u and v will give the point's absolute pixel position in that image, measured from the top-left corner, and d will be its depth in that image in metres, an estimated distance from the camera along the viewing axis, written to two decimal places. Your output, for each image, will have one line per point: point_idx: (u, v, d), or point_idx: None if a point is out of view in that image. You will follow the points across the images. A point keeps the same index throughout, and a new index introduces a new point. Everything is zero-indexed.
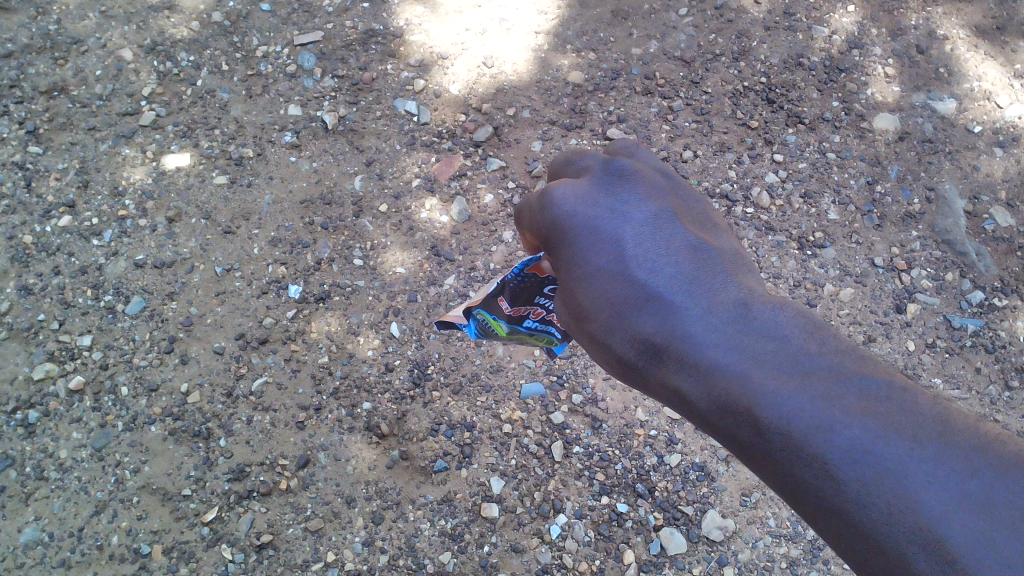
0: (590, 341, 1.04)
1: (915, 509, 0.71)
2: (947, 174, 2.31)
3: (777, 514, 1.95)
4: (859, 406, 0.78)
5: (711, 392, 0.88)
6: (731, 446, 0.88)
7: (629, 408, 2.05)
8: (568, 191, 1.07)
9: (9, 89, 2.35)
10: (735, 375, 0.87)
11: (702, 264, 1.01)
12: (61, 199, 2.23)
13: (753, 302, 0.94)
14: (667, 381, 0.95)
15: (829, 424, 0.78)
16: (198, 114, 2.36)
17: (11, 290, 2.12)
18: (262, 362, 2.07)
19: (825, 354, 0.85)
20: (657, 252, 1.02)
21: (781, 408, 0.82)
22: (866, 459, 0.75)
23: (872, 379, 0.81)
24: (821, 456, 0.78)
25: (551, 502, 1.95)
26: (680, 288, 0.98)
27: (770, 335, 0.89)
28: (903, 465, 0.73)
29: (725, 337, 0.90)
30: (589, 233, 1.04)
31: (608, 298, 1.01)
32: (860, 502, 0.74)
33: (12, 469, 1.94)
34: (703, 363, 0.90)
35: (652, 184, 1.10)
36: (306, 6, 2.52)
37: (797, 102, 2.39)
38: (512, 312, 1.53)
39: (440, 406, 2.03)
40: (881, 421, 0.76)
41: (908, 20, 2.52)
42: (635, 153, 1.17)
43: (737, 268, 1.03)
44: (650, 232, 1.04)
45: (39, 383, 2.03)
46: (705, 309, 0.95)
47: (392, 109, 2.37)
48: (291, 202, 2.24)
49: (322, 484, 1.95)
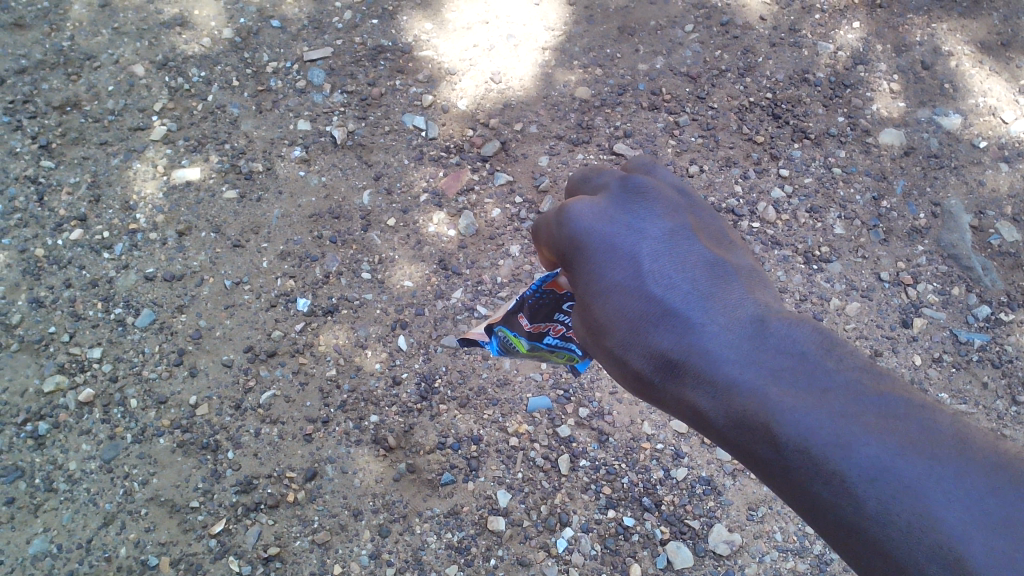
0: (606, 356, 1.04)
1: (935, 527, 0.71)
2: (952, 189, 2.32)
3: (784, 529, 1.95)
4: (878, 422, 0.78)
5: (728, 408, 0.87)
6: (749, 464, 0.87)
7: (636, 422, 2.05)
8: (585, 207, 1.06)
9: (22, 105, 2.38)
10: (751, 391, 0.86)
11: (718, 281, 1.00)
12: (73, 213, 2.25)
13: (770, 319, 0.93)
14: (684, 398, 0.93)
15: (848, 441, 0.77)
16: (209, 129, 2.38)
17: (22, 303, 2.14)
18: (270, 375, 2.08)
19: (844, 372, 0.84)
20: (673, 268, 1.01)
21: (799, 424, 0.80)
22: (884, 477, 0.74)
23: (891, 397, 0.80)
24: (839, 473, 0.77)
25: (558, 516, 1.95)
26: (696, 304, 0.97)
27: (788, 352, 0.88)
28: (923, 484, 0.73)
29: (744, 354, 0.89)
30: (606, 248, 1.03)
31: (626, 315, 1.00)
32: (879, 519, 0.74)
33: (22, 481, 1.96)
34: (722, 380, 0.89)
35: (668, 201, 1.10)
36: (315, 23, 2.55)
37: (803, 117, 2.40)
38: (532, 329, 1.53)
39: (447, 419, 2.04)
40: (899, 438, 0.76)
41: (913, 37, 2.53)
42: (651, 170, 1.17)
43: (753, 287, 1.03)
44: (667, 247, 1.03)
45: (50, 395, 2.05)
46: (722, 325, 0.94)
47: (400, 124, 2.40)
48: (300, 216, 2.26)
49: (329, 496, 1.96)
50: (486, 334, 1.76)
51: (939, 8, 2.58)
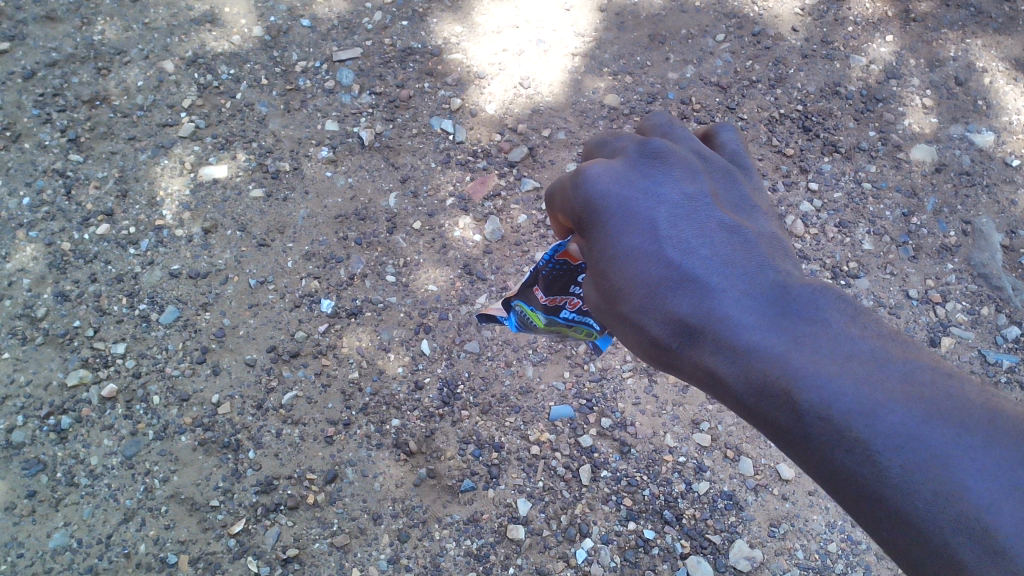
0: (624, 321, 0.99)
1: (962, 498, 0.69)
2: (984, 208, 2.29)
3: (806, 547, 1.94)
4: (903, 390, 0.75)
5: (747, 372, 0.84)
6: (766, 430, 0.84)
7: (658, 434, 2.04)
8: (603, 172, 1.01)
9: (52, 98, 2.39)
10: (772, 355, 0.83)
11: (741, 246, 0.95)
12: (100, 207, 2.26)
13: (791, 283, 0.90)
14: (702, 363, 0.90)
15: (872, 407, 0.75)
16: (236, 127, 2.38)
17: (48, 296, 2.15)
18: (293, 376, 2.08)
19: (865, 338, 0.82)
20: (693, 233, 0.96)
21: (820, 389, 0.78)
22: (910, 445, 0.72)
23: (913, 364, 0.78)
24: (863, 441, 0.75)
25: (578, 526, 1.94)
26: (716, 267, 0.93)
27: (808, 317, 0.85)
28: (952, 453, 0.71)
29: (762, 318, 0.86)
30: (622, 212, 0.99)
31: (643, 279, 0.95)
32: (904, 489, 0.72)
33: (44, 474, 1.96)
34: (742, 345, 0.86)
35: (689, 164, 1.04)
36: (345, 23, 2.54)
37: (833, 131, 2.38)
38: (548, 302, 1.58)
39: (469, 425, 2.04)
40: (926, 406, 0.74)
41: (946, 52, 2.52)
42: (673, 133, 1.10)
43: (775, 252, 0.97)
44: (686, 212, 0.98)
45: (73, 389, 2.05)
46: (743, 290, 0.90)
47: (428, 127, 2.39)
48: (326, 217, 2.26)
49: (349, 499, 1.95)
50: (506, 310, 1.85)
51: (974, 24, 2.56)
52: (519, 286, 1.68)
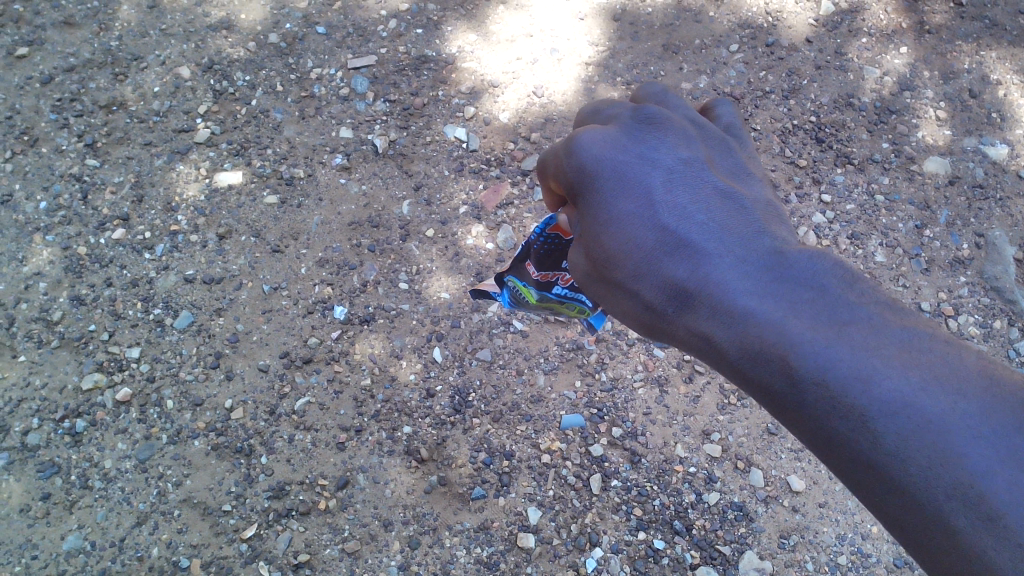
0: (611, 291, 0.91)
1: (957, 467, 0.64)
2: (997, 221, 2.29)
3: (816, 559, 1.94)
4: (902, 357, 0.69)
5: (740, 340, 0.77)
6: (761, 402, 0.78)
7: (669, 444, 2.05)
8: (594, 134, 0.93)
9: (69, 103, 2.41)
10: (768, 322, 0.76)
11: (735, 210, 0.87)
12: (116, 212, 2.28)
13: (790, 248, 0.82)
14: (693, 332, 0.83)
15: (869, 373, 0.69)
16: (252, 133, 2.40)
17: (64, 300, 2.17)
18: (305, 382, 2.09)
19: (871, 307, 0.74)
20: (686, 195, 0.88)
21: (819, 357, 0.72)
22: (905, 412, 0.67)
23: (920, 335, 0.71)
24: (858, 408, 0.69)
25: (588, 535, 1.95)
26: (709, 229, 0.85)
27: (811, 283, 0.77)
28: (949, 420, 0.65)
29: (761, 284, 0.79)
30: (613, 174, 0.90)
31: (631, 243, 0.87)
32: (898, 455, 0.67)
33: (58, 477, 1.98)
34: (735, 310, 0.78)
35: (683, 127, 0.96)
36: (360, 30, 2.56)
37: (847, 142, 2.38)
38: (540, 277, 1.66)
39: (480, 433, 2.04)
40: (927, 374, 0.68)
41: (961, 64, 2.52)
42: (667, 101, 1.01)
43: (772, 217, 0.89)
44: (680, 174, 0.90)
45: (88, 392, 2.07)
46: (738, 254, 0.82)
47: (442, 135, 2.40)
48: (340, 224, 2.27)
49: (360, 506, 1.97)
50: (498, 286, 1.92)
51: (989, 36, 2.57)
52: (513, 262, 1.77)
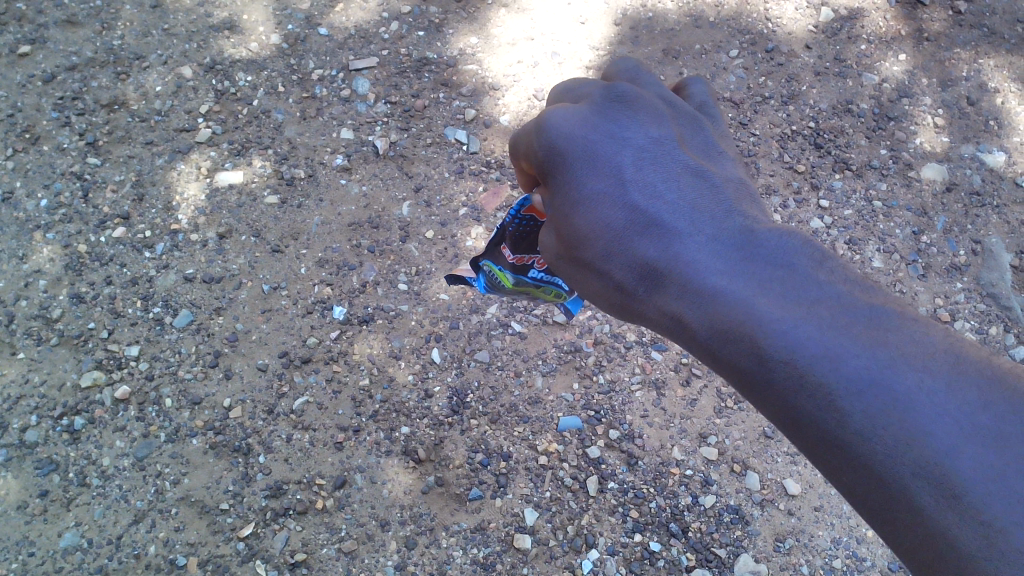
0: (582, 270, 0.94)
1: (922, 444, 0.66)
2: (994, 228, 2.31)
3: (811, 562, 1.95)
4: (868, 335, 0.73)
5: (712, 319, 0.81)
6: (726, 375, 0.82)
7: (666, 447, 2.05)
8: (564, 111, 0.94)
9: (72, 102, 2.42)
10: (738, 301, 0.80)
11: (707, 191, 0.92)
12: (116, 210, 2.28)
13: (758, 227, 0.87)
14: (665, 310, 0.87)
15: (839, 352, 0.72)
16: (253, 133, 2.41)
17: (63, 297, 2.17)
18: (304, 381, 2.10)
19: (834, 284, 0.79)
20: (660, 178, 0.92)
21: (786, 335, 0.75)
22: (872, 390, 0.70)
23: (883, 311, 0.75)
24: (826, 387, 0.72)
25: (584, 537, 1.95)
26: (682, 212, 0.89)
27: (779, 262, 0.81)
28: (914, 397, 0.68)
29: (731, 264, 0.83)
30: (586, 154, 0.92)
31: (606, 225, 0.91)
32: (865, 434, 0.69)
33: (56, 474, 1.98)
34: (707, 290, 0.83)
35: (654, 106, 0.99)
36: (362, 32, 2.57)
37: (845, 148, 2.39)
38: (515, 260, 1.66)
39: (478, 434, 2.05)
40: (891, 350, 0.71)
41: (959, 71, 2.54)
42: (638, 76, 1.04)
43: (741, 196, 0.94)
44: (652, 156, 0.94)
45: (86, 390, 2.07)
46: (710, 236, 0.87)
47: (442, 137, 2.41)
48: (340, 224, 2.28)
49: (357, 506, 1.97)
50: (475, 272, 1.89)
51: (987, 44, 2.59)
52: (487, 245, 1.74)
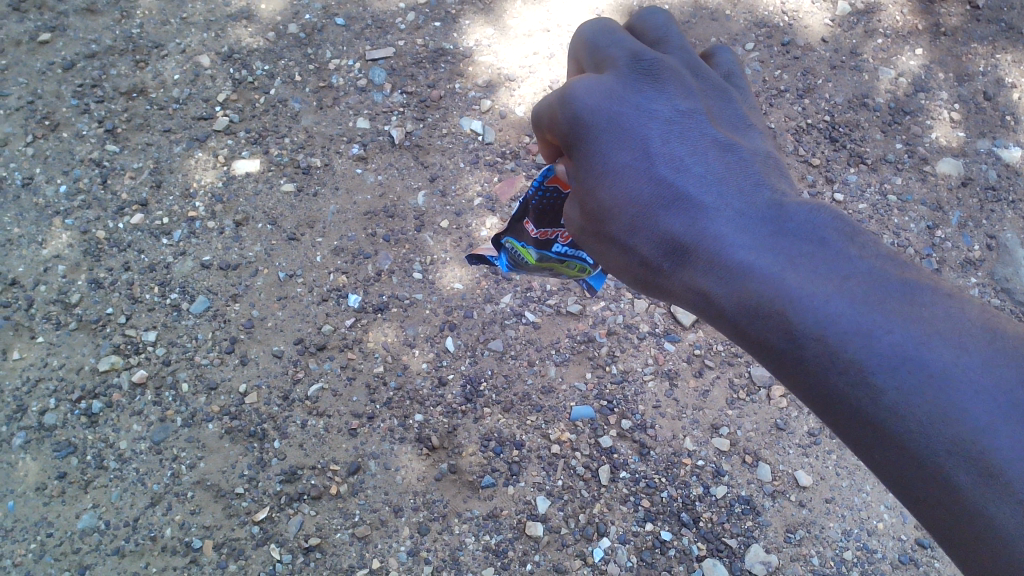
0: (609, 244, 0.95)
1: (958, 421, 0.68)
2: (1009, 223, 2.31)
3: (822, 554, 1.96)
4: (902, 310, 0.73)
5: (740, 294, 0.81)
6: (753, 350, 0.82)
7: (678, 437, 2.06)
8: (590, 84, 0.94)
9: (91, 89, 2.44)
10: (766, 277, 0.80)
11: (735, 164, 0.91)
12: (134, 197, 2.31)
13: (788, 201, 0.86)
14: (693, 286, 0.87)
15: (871, 329, 0.73)
16: (270, 122, 2.42)
17: (82, 282, 2.20)
18: (319, 368, 2.12)
19: (866, 260, 0.78)
20: (687, 152, 0.92)
21: (818, 311, 0.76)
22: (906, 366, 0.71)
23: (918, 286, 0.75)
24: (858, 363, 0.73)
25: (595, 525, 1.96)
26: (710, 187, 0.89)
27: (808, 237, 0.81)
28: (948, 375, 0.69)
29: (760, 239, 0.83)
30: (612, 128, 0.93)
31: (633, 199, 0.91)
32: (898, 412, 0.71)
33: (74, 456, 2.01)
34: (736, 265, 0.82)
35: (681, 78, 0.99)
36: (379, 22, 2.59)
37: (860, 142, 2.39)
38: (540, 235, 1.68)
39: (491, 422, 2.06)
40: (925, 325, 0.72)
41: (976, 66, 2.53)
42: (665, 43, 1.04)
43: (770, 168, 0.93)
44: (679, 129, 0.94)
45: (104, 374, 2.09)
46: (739, 211, 0.86)
47: (458, 127, 2.42)
48: (355, 213, 2.30)
49: (371, 491, 1.99)
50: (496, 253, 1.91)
51: (1004, 39, 2.59)
52: (509, 222, 1.76)
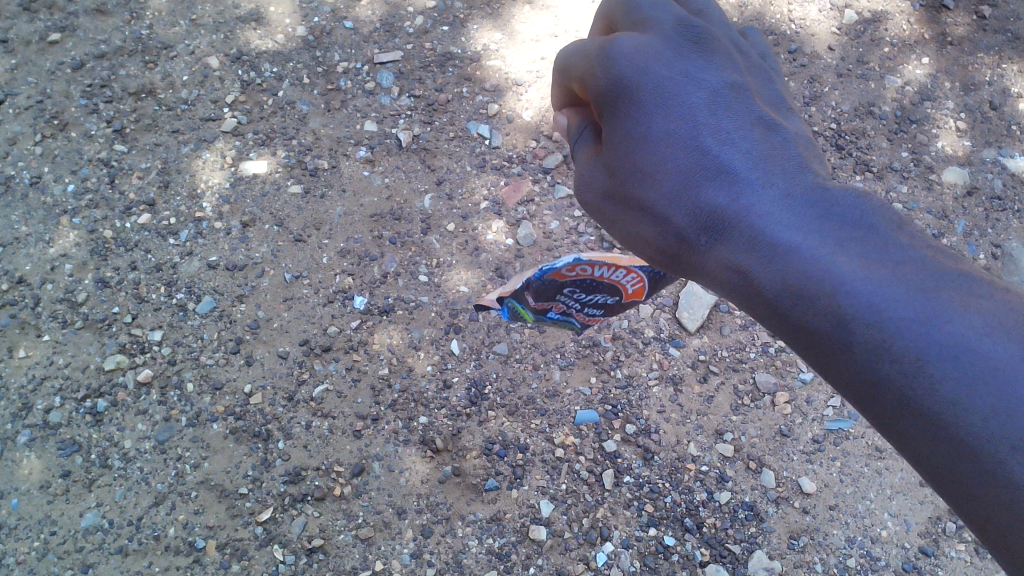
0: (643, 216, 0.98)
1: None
2: (1014, 232, 2.31)
3: (825, 561, 1.95)
4: (960, 300, 0.75)
5: (779, 271, 0.84)
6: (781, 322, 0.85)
7: (682, 442, 2.07)
8: (639, 54, 0.96)
9: (100, 89, 2.45)
10: (811, 256, 0.82)
11: (778, 150, 0.94)
12: (142, 197, 2.31)
13: (831, 187, 0.89)
14: (728, 263, 0.90)
15: (930, 315, 0.74)
16: (277, 123, 2.43)
17: (89, 282, 2.20)
18: (324, 369, 2.12)
19: (914, 247, 0.81)
20: (731, 136, 0.95)
21: (871, 294, 0.77)
22: (967, 356, 0.72)
23: (965, 274, 0.78)
24: (915, 351, 0.73)
25: (599, 530, 1.96)
26: (755, 174, 0.92)
27: (854, 221, 0.83)
28: (1014, 367, 0.70)
29: (804, 222, 0.85)
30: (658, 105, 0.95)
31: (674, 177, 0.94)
32: (958, 404, 0.71)
33: (79, 455, 2.01)
34: (780, 245, 0.85)
35: (728, 59, 1.01)
36: (387, 26, 2.61)
37: (866, 150, 2.39)
38: (537, 305, 1.69)
39: (495, 425, 2.07)
40: (987, 319, 0.74)
41: (982, 76, 2.55)
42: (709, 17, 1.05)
43: (810, 154, 0.96)
44: (723, 114, 0.96)
45: (109, 373, 2.10)
46: (782, 196, 0.89)
47: (465, 131, 2.43)
48: (362, 215, 2.30)
49: (375, 493, 1.99)
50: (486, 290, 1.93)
51: (1011, 49, 2.60)
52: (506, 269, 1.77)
